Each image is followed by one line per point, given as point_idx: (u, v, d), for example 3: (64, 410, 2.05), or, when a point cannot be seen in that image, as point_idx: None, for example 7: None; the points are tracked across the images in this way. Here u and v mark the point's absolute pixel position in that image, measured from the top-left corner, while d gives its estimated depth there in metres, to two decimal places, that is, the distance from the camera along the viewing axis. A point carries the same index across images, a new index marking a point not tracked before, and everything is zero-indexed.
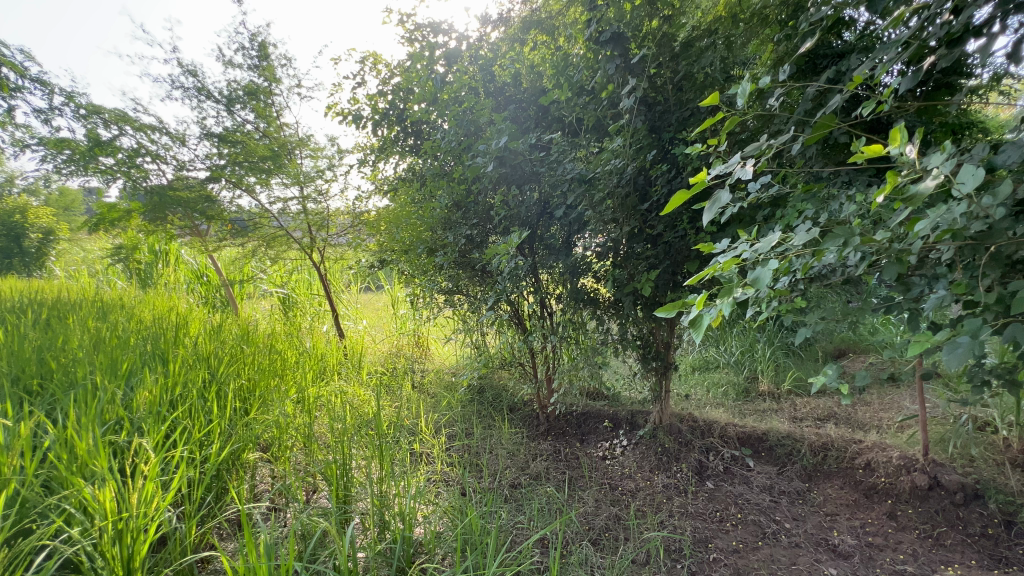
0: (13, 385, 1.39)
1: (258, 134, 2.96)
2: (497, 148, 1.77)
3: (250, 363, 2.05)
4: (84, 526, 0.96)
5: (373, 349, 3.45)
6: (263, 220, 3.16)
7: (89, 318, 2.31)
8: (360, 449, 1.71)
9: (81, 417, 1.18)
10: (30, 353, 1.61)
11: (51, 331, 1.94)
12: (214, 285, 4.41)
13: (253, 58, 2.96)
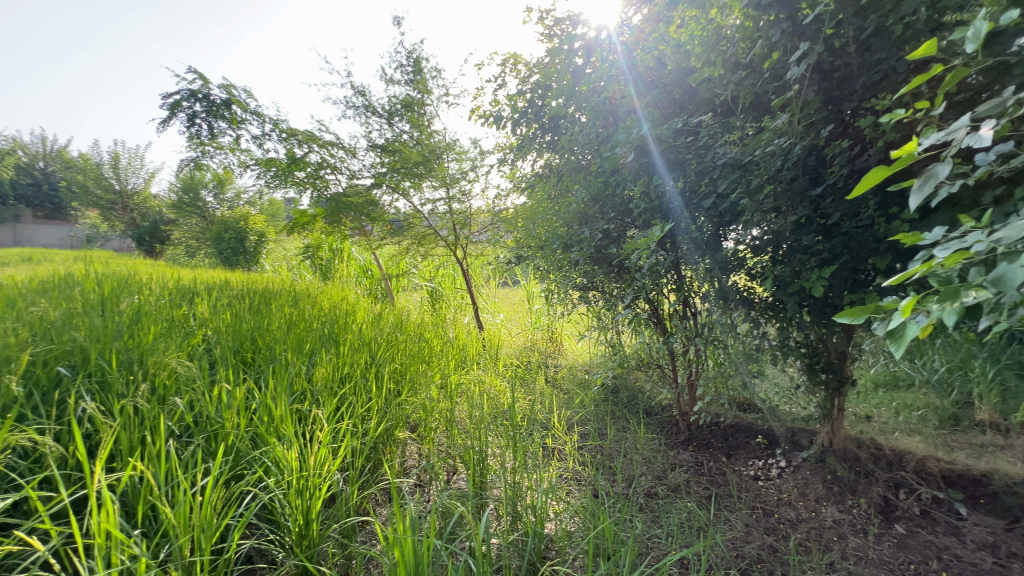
0: (234, 356, 1.73)
1: (412, 143, 3.26)
2: (637, 137, 1.66)
3: (402, 350, 2.26)
4: (276, 477, 1.14)
5: (509, 342, 3.57)
6: (415, 220, 3.47)
7: (286, 305, 2.79)
8: (496, 439, 1.76)
9: (276, 386, 1.42)
10: (246, 331, 2.00)
11: (260, 314, 2.39)
12: (376, 279, 5.02)
13: (410, 74, 3.27)
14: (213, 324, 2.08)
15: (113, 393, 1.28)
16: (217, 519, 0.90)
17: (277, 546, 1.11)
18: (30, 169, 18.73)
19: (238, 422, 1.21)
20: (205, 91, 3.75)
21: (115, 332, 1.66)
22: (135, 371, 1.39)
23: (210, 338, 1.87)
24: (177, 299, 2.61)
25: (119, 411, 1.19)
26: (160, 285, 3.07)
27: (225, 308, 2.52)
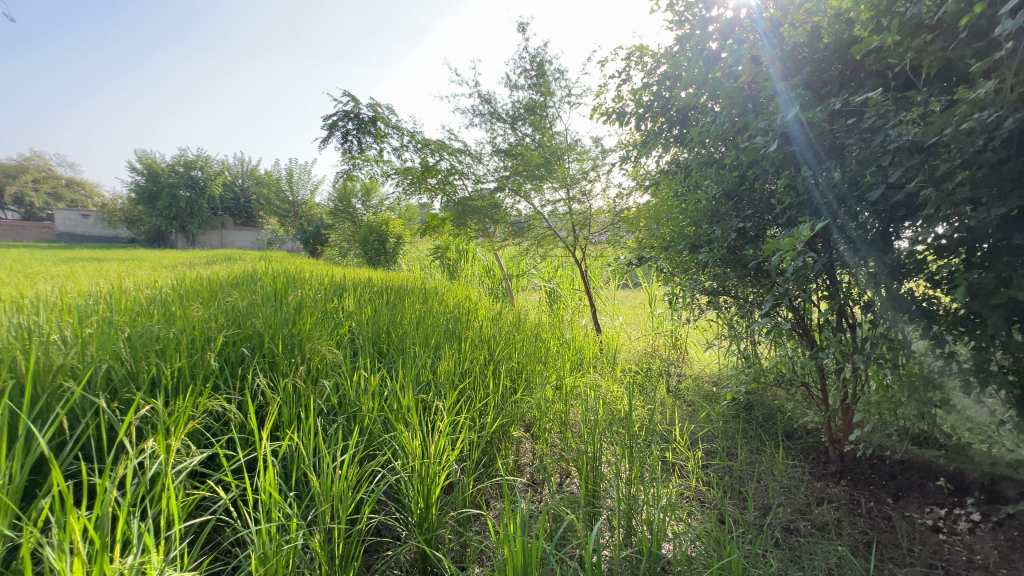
0: (372, 346, 1.93)
1: (534, 145, 3.32)
2: (781, 123, 1.46)
3: (519, 349, 2.30)
4: (402, 460, 1.23)
5: (628, 347, 3.43)
6: (535, 221, 3.53)
7: (417, 301, 3.04)
8: (611, 447, 1.69)
9: (405, 376, 1.54)
10: (383, 324, 2.22)
11: (395, 309, 2.63)
12: (498, 279, 5.23)
13: (533, 77, 3.34)
14: (357, 317, 2.35)
15: (278, 372, 1.50)
16: (352, 492, 1.00)
17: (401, 524, 1.20)
18: (233, 186, 23.24)
19: (372, 406, 1.34)
20: (356, 111, 4.28)
21: (283, 321, 1.96)
22: (295, 355, 1.63)
23: (354, 329, 2.10)
24: (331, 294, 3.01)
25: (282, 388, 1.40)
26: (319, 281, 3.57)
27: (368, 303, 2.82)
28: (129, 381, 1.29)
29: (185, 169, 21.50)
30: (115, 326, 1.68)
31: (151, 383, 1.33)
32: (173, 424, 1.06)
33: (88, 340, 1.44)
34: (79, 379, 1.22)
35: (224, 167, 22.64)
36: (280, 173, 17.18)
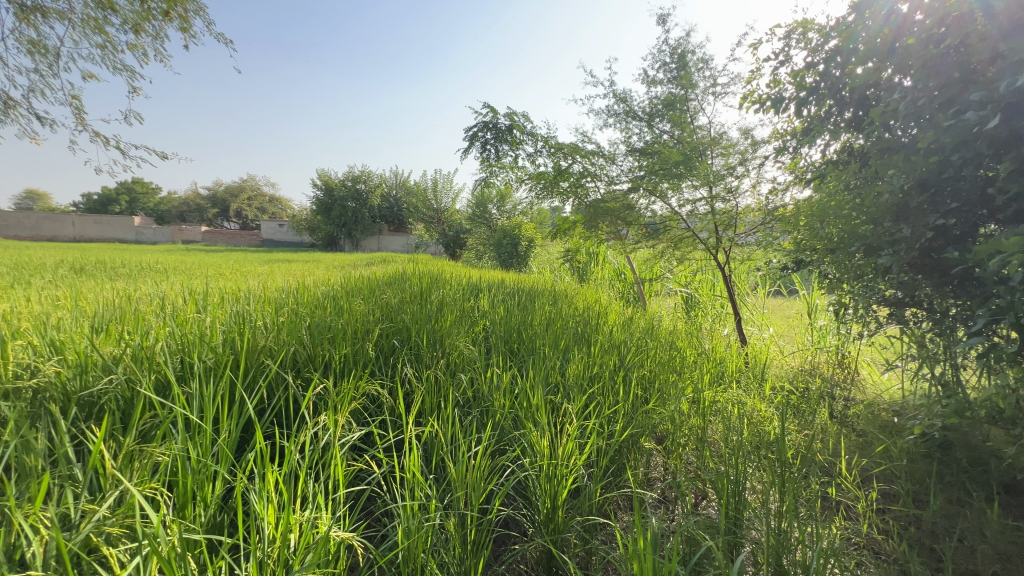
0: (504, 345, 2.01)
1: (673, 142, 3.14)
2: (1005, 92, 1.16)
3: (652, 356, 2.19)
4: (530, 457, 1.25)
5: (780, 362, 3.04)
6: (672, 222, 3.34)
7: (548, 303, 3.09)
8: (758, 472, 1.50)
9: (535, 376, 1.56)
10: (514, 325, 2.29)
11: (527, 311, 2.71)
12: (629, 282, 5.06)
13: (673, 71, 3.16)
14: (491, 317, 2.47)
15: (422, 364, 1.65)
16: (482, 481, 1.04)
17: (528, 521, 1.21)
18: (389, 197, 26.31)
19: (502, 401, 1.39)
20: (495, 121, 4.52)
21: (427, 318, 2.15)
22: (437, 349, 1.77)
23: (488, 328, 2.22)
24: (468, 294, 3.22)
25: (425, 378, 1.53)
26: (458, 282, 3.85)
27: (501, 304, 2.95)
28: (309, 363, 1.54)
29: (353, 183, 24.99)
30: (301, 316, 2.02)
31: (325, 365, 1.56)
32: (339, 402, 1.23)
33: (283, 328, 1.75)
34: (276, 358, 1.49)
35: (382, 180, 25.77)
36: (428, 183, 18.96)
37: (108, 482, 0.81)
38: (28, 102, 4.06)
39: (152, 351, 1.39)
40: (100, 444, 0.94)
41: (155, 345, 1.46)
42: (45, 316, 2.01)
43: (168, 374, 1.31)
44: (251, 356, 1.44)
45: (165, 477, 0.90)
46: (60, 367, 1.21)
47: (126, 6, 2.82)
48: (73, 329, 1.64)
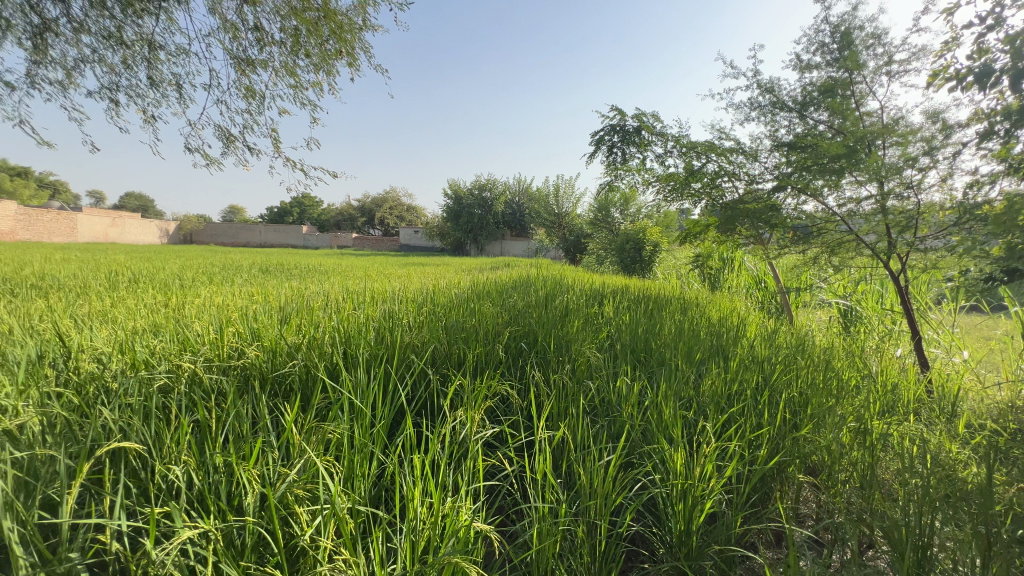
0: (631, 354, 1.95)
1: (832, 133, 2.76)
2: None
3: (803, 376, 1.94)
4: (662, 474, 1.18)
5: (978, 394, 2.47)
6: (829, 224, 2.93)
7: (676, 312, 2.92)
8: (952, 527, 1.23)
9: (667, 388, 1.48)
10: (642, 334, 2.21)
11: (654, 319, 2.60)
12: (771, 291, 4.56)
13: (834, 52, 2.79)
14: (616, 324, 2.42)
15: (549, 368, 1.67)
16: (617, 491, 1.01)
17: (659, 541, 1.14)
18: (512, 203, 27.33)
19: (632, 413, 1.34)
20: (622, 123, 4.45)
21: (553, 323, 2.17)
22: (563, 354, 1.78)
23: (613, 336, 2.17)
24: (591, 300, 3.19)
25: (553, 383, 1.54)
26: (581, 288, 3.83)
27: (626, 311, 2.87)
28: (447, 361, 1.65)
29: (479, 192, 26.47)
30: (438, 317, 2.18)
31: (459, 363, 1.67)
32: (475, 399, 1.29)
33: (423, 327, 1.92)
34: (418, 355, 1.63)
35: (506, 188, 26.87)
36: (549, 189, 19.28)
37: (294, 452, 0.96)
38: (243, 138, 4.21)
39: (322, 343, 1.62)
40: (286, 419, 1.11)
41: (323, 337, 1.70)
42: (245, 309, 2.47)
43: (333, 363, 1.52)
44: (398, 352, 1.60)
45: (336, 451, 1.03)
46: (257, 352, 1.47)
47: (310, 51, 3.34)
48: (265, 321, 1.98)
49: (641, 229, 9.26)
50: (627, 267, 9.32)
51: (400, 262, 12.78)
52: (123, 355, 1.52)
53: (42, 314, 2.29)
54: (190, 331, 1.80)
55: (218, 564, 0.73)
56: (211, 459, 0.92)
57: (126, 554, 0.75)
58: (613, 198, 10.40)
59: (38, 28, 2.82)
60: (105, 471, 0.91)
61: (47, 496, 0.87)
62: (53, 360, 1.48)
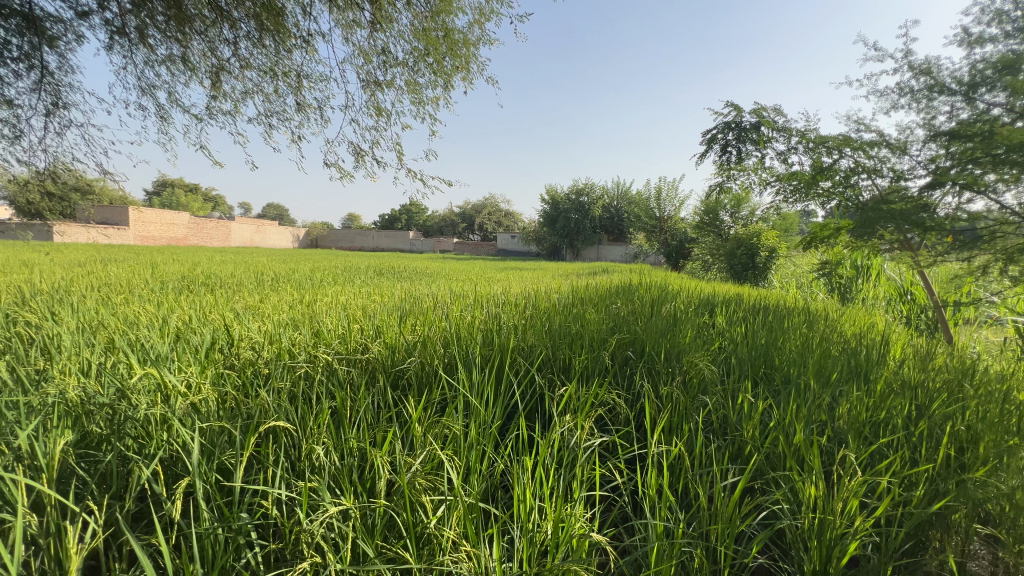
0: (750, 369, 1.79)
1: (1011, 117, 2.31)
2: None
3: (971, 407, 1.63)
4: (794, 504, 1.06)
5: None
6: (1006, 227, 2.45)
7: (802, 325, 2.63)
8: None
9: (797, 409, 1.34)
10: (761, 348, 2.02)
11: (774, 332, 2.37)
12: (919, 305, 3.93)
13: (1017, 21, 2.33)
14: (730, 337, 2.25)
15: (658, 379, 1.60)
16: (742, 517, 0.93)
17: None
18: (610, 208, 26.80)
19: (755, 433, 1.23)
20: (741, 122, 4.48)
21: (660, 332, 2.08)
22: (674, 365, 1.70)
23: (729, 348, 2.02)
24: (701, 309, 3.00)
25: (663, 395, 1.47)
26: (687, 295, 3.62)
27: (741, 322, 2.66)
28: (552, 366, 1.66)
29: (577, 197, 26.38)
30: (542, 321, 2.21)
31: (564, 368, 1.66)
32: (583, 406, 1.28)
33: (528, 331, 1.95)
34: (525, 358, 1.66)
35: (604, 192, 26.45)
36: (650, 192, 18.61)
37: (416, 443, 1.03)
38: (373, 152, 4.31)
39: (435, 343, 1.72)
40: (408, 413, 1.20)
41: (436, 337, 1.80)
42: (366, 308, 2.71)
43: (445, 362, 1.60)
44: (506, 355, 1.64)
45: (453, 447, 1.07)
46: (380, 348, 1.60)
47: (429, 70, 3.58)
48: (385, 319, 2.16)
49: (755, 233, 8.55)
50: (736, 274, 8.67)
51: (499, 265, 13.17)
52: (273, 344, 1.75)
53: (210, 307, 2.72)
54: (324, 326, 2.03)
55: (356, 541, 0.81)
56: (347, 443, 1.02)
57: (282, 521, 0.86)
58: (722, 200, 9.75)
59: (216, 68, 3.37)
60: (263, 446, 1.05)
61: (221, 463, 1.02)
62: (221, 346, 1.75)
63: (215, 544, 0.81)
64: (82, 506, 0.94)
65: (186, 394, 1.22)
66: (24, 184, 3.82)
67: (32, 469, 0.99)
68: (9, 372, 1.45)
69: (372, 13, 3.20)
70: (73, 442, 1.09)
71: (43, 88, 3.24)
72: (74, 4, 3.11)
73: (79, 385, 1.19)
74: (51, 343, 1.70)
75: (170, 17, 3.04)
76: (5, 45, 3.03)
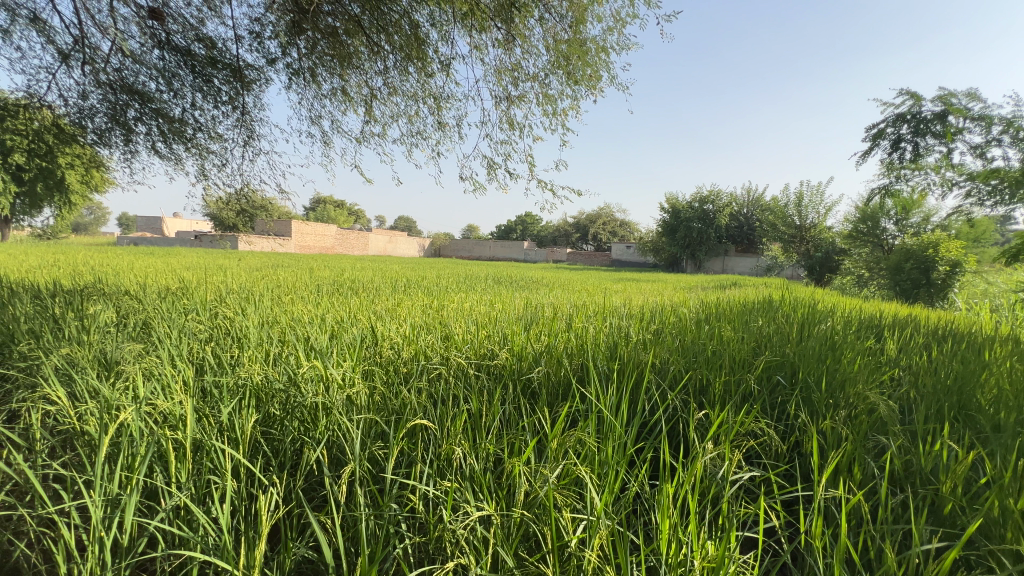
0: (943, 408, 1.47)
1: None
2: None
3: None
4: None
5: None
6: None
7: (1012, 356, 2.11)
8: None
9: (1020, 465, 1.05)
10: (955, 383, 1.66)
11: (971, 363, 1.94)
12: None
13: None
14: (907, 367, 1.89)
15: (818, 411, 1.39)
16: None
17: None
18: (739, 216, 24.65)
19: (960, 489, 0.99)
20: (913, 112, 4.02)
21: (816, 356, 1.82)
22: (837, 395, 1.46)
23: (908, 380, 1.69)
24: (863, 332, 2.57)
25: (825, 430, 1.27)
26: (843, 315, 3.14)
27: (921, 350, 2.22)
28: (687, 386, 1.54)
29: (701, 205, 24.74)
30: (672, 336, 2.07)
31: (701, 390, 1.53)
32: (728, 433, 1.16)
33: (659, 347, 1.84)
34: (656, 377, 1.56)
35: (732, 199, 24.44)
36: (790, 198, 16.76)
37: (551, 455, 1.02)
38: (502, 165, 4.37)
39: (562, 353, 1.70)
40: (540, 423, 1.20)
41: (562, 347, 1.79)
42: (491, 315, 2.81)
43: (573, 374, 1.58)
44: (636, 371, 1.57)
45: (588, 464, 1.04)
46: (508, 355, 1.63)
47: (557, 81, 3.64)
48: (510, 327, 2.21)
49: (931, 244, 7.18)
50: (903, 292, 7.38)
51: (615, 276, 12.83)
52: (410, 345, 1.89)
53: (356, 309, 3.04)
54: (454, 330, 2.14)
55: (496, 548, 0.82)
56: (483, 447, 1.04)
57: (427, 516, 0.91)
58: (885, 206, 8.39)
59: (369, 96, 3.80)
60: (408, 442, 1.12)
61: (373, 453, 1.12)
62: (367, 344, 1.93)
63: (371, 530, 0.88)
64: (265, 477, 1.09)
65: (343, 386, 1.36)
66: (225, 204, 4.69)
67: (230, 439, 1.17)
68: (213, 357, 1.75)
69: (506, 33, 3.35)
70: (258, 420, 1.27)
71: (241, 124, 3.96)
72: (265, 53, 3.75)
73: (262, 371, 1.39)
74: (241, 334, 2.03)
75: (335, 56, 3.50)
76: (217, 91, 3.76)
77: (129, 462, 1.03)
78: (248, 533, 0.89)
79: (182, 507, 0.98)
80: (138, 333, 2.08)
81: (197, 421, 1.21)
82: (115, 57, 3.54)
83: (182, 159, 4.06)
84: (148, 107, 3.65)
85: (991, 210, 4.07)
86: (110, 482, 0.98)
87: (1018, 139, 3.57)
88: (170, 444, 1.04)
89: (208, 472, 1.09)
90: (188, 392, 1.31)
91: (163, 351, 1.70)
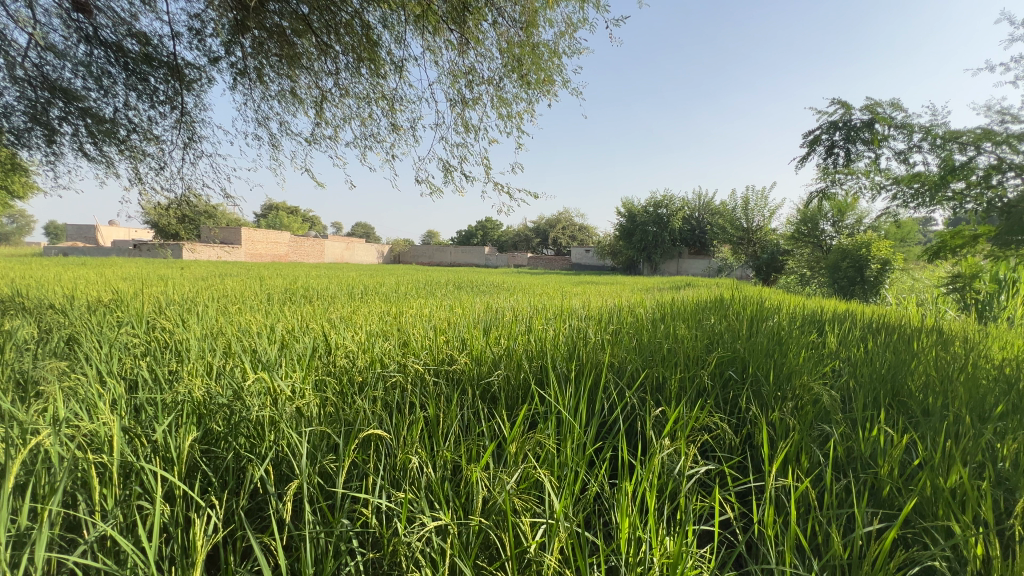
0: (879, 397, 1.57)
1: None
2: None
3: None
4: (956, 562, 0.87)
5: None
6: None
7: (937, 346, 2.28)
8: None
9: (949, 446, 1.12)
10: (887, 371, 1.78)
11: (902, 353, 2.08)
12: None
13: None
14: (843, 359, 2.01)
15: (767, 403, 1.44)
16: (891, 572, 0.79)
17: None
18: (691, 220, 25.62)
19: (896, 472, 1.05)
20: (844, 121, 4.31)
21: (765, 351, 1.90)
22: (784, 388, 1.52)
23: (848, 371, 1.78)
24: (808, 327, 2.72)
25: (774, 422, 1.32)
26: (789, 312, 3.31)
27: (858, 342, 2.36)
28: (644, 384, 1.57)
29: (655, 209, 25.57)
30: (630, 337, 2.11)
31: (658, 386, 1.56)
32: (683, 429, 1.19)
33: (617, 348, 1.87)
34: (614, 377, 1.58)
35: (684, 203, 25.42)
36: (735, 203, 17.65)
37: (510, 460, 1.00)
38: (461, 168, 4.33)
39: (521, 356, 1.69)
40: (499, 427, 1.19)
41: (522, 350, 1.78)
42: (451, 320, 2.78)
43: (532, 377, 1.57)
44: (594, 373, 1.58)
45: (547, 466, 1.03)
46: (467, 360, 1.59)
47: (512, 85, 3.66)
48: (469, 332, 2.17)
49: (864, 244, 7.72)
50: (842, 289, 7.89)
51: (574, 280, 13.12)
52: (365, 353, 1.82)
53: (310, 317, 2.92)
54: (411, 337, 2.08)
55: (454, 559, 0.79)
56: (442, 455, 1.01)
57: (381, 530, 0.86)
58: (823, 208, 8.95)
59: (319, 98, 3.69)
60: (361, 454, 1.08)
61: (325, 467, 1.06)
62: (321, 353, 1.85)
63: (321, 548, 0.84)
64: (206, 499, 1.01)
65: (292, 398, 1.29)
66: (165, 210, 4.41)
67: (166, 460, 1.08)
68: (148, 372, 1.63)
69: (459, 36, 3.33)
70: (198, 438, 1.18)
71: (182, 125, 3.74)
72: (207, 51, 3.57)
73: (203, 386, 1.30)
74: (181, 347, 1.90)
75: (283, 56, 3.36)
76: (154, 90, 3.55)
77: (44, 492, 0.92)
78: (183, 560, 0.81)
79: (108, 537, 0.89)
80: (63, 349, 1.90)
81: (127, 441, 1.11)
82: (34, 51, 3.27)
83: (114, 162, 3.79)
84: (73, 105, 3.39)
85: (914, 211, 4.38)
86: (22, 514, 0.88)
87: (935, 146, 3.86)
88: (92, 469, 0.94)
89: (137, 497, 0.99)
90: (118, 411, 1.20)
91: (90, 368, 1.57)
